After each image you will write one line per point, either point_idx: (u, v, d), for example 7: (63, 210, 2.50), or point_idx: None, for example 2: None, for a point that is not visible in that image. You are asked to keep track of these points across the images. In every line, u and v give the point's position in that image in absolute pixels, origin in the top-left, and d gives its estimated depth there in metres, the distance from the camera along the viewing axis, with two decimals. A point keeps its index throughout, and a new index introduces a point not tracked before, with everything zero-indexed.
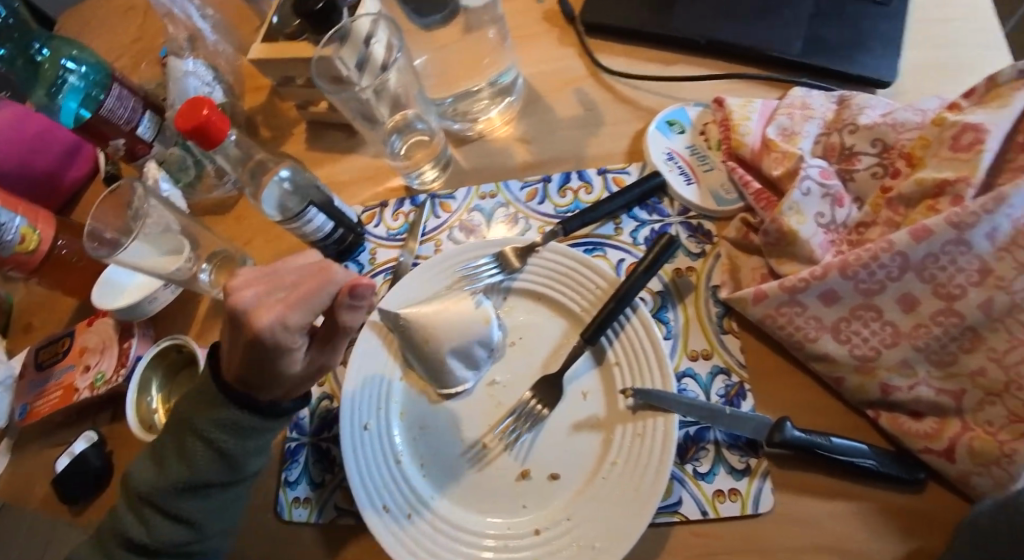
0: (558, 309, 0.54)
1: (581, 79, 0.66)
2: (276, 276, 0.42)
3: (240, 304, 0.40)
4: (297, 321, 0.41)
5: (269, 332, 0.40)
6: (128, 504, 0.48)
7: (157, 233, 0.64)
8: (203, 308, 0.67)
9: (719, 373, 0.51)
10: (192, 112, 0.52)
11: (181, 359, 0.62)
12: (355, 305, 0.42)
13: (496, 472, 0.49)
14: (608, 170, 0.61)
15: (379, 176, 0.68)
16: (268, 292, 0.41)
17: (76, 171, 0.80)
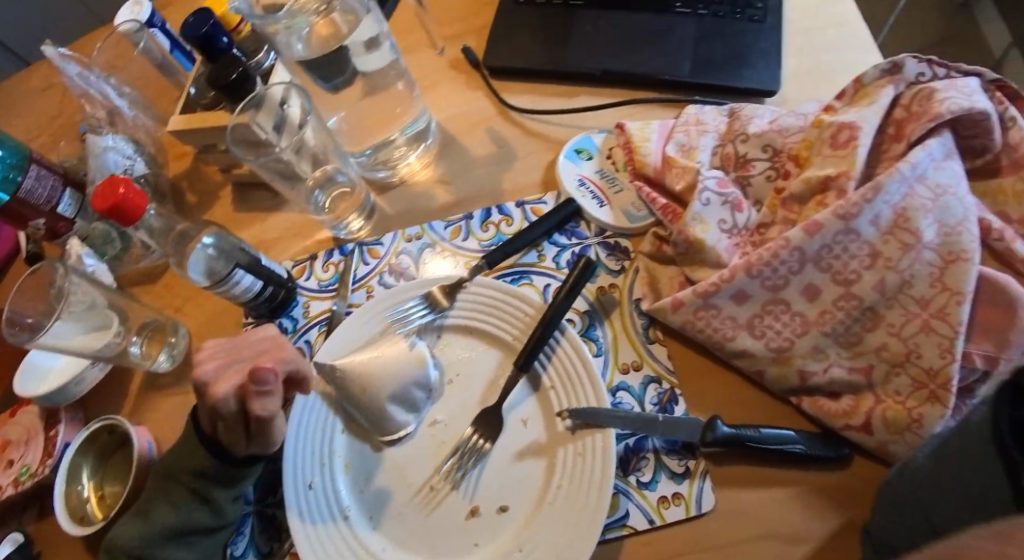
0: (491, 341, 0.56)
1: (491, 118, 0.69)
2: (236, 351, 0.48)
3: (200, 374, 0.47)
4: (235, 395, 0.45)
5: (214, 401, 0.45)
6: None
7: (83, 310, 0.62)
8: (137, 383, 0.65)
9: (651, 383, 0.53)
10: (109, 190, 0.52)
11: (113, 441, 0.60)
12: (264, 392, 0.44)
13: (445, 513, 0.49)
14: (525, 202, 0.63)
15: (305, 231, 0.68)
16: (226, 364, 0.47)
17: None
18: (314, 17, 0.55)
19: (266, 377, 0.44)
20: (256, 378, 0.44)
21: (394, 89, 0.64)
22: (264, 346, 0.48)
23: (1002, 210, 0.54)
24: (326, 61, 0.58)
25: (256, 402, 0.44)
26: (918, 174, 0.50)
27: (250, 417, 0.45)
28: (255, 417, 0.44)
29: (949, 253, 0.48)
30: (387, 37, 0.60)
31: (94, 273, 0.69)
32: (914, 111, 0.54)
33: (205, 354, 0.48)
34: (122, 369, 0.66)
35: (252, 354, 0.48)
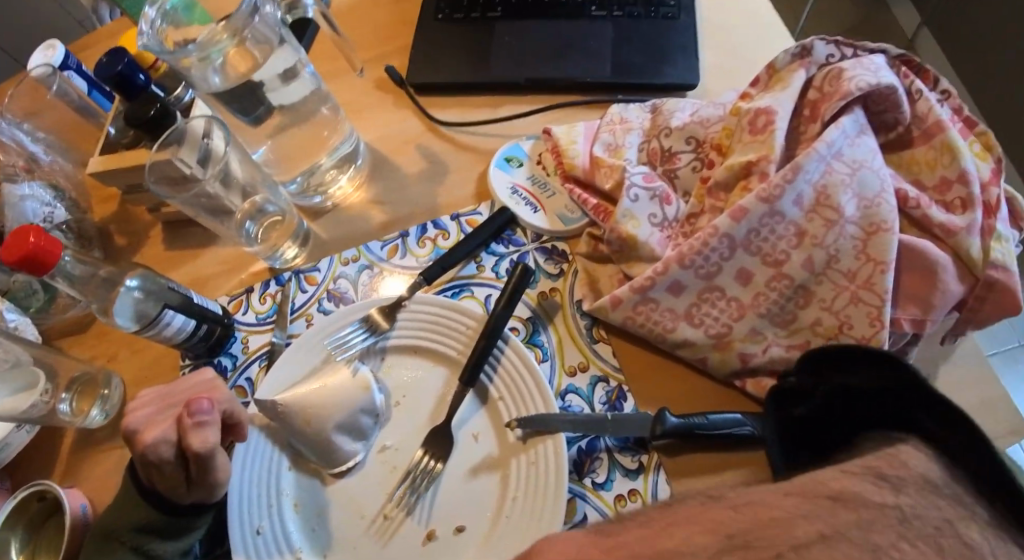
0: (436, 358, 0.55)
1: (420, 135, 0.69)
2: (172, 395, 0.48)
3: (132, 423, 0.46)
4: (168, 439, 0.44)
5: (146, 448, 0.43)
6: None
7: (7, 370, 0.59)
8: (67, 443, 0.62)
9: (599, 382, 0.53)
10: (19, 241, 0.50)
11: (43, 509, 0.55)
12: (201, 423, 0.43)
13: (402, 541, 0.48)
14: (460, 214, 0.63)
15: (240, 263, 0.67)
16: (159, 410, 0.47)
17: None
18: (227, 46, 0.53)
19: (202, 406, 0.44)
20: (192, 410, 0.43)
21: (318, 115, 0.63)
22: (198, 388, 0.48)
23: (917, 178, 0.55)
24: (243, 92, 0.56)
25: (194, 436, 0.43)
26: (834, 151, 0.51)
27: (190, 457, 0.44)
28: (195, 451, 0.43)
29: (871, 225, 0.50)
30: (304, 66, 0.59)
31: (18, 328, 0.64)
32: (827, 91, 0.55)
33: (137, 403, 0.47)
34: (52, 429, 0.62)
35: (185, 396, 0.48)
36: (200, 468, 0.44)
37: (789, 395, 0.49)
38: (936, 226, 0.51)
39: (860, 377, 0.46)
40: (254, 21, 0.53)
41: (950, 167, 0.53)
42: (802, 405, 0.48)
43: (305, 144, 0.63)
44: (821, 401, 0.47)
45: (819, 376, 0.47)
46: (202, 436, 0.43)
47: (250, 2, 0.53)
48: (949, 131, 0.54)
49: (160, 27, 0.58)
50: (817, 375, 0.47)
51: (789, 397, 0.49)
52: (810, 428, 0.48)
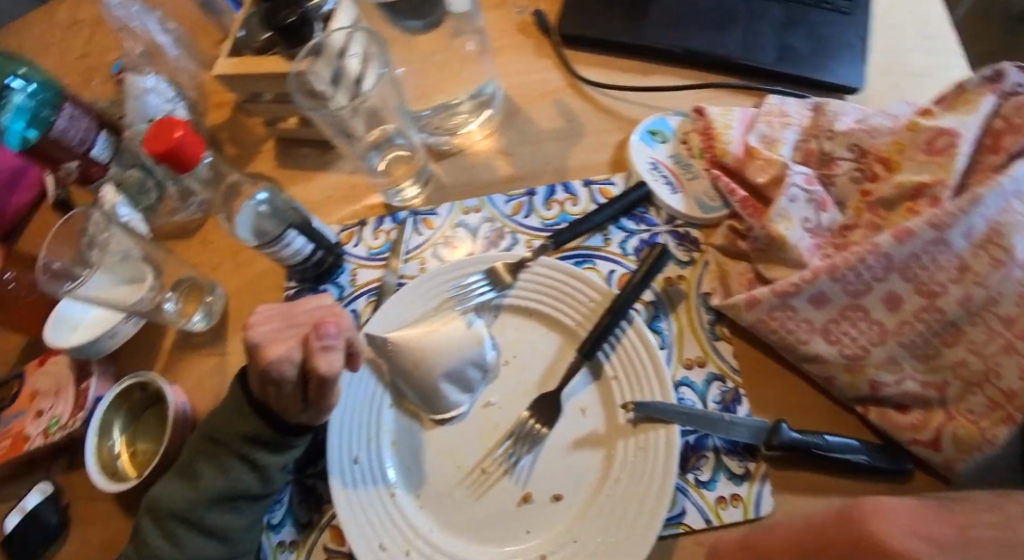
0: (550, 324, 0.53)
1: (559, 90, 0.67)
2: (292, 313, 0.44)
3: (254, 337, 0.42)
4: (292, 358, 0.41)
5: (271, 362, 0.41)
6: (153, 522, 0.44)
7: (118, 262, 0.62)
8: (168, 342, 0.63)
9: (715, 380, 0.51)
10: (165, 133, 0.49)
11: (145, 399, 0.58)
12: (329, 347, 0.41)
13: (496, 498, 0.47)
14: (593, 181, 0.61)
15: (355, 193, 0.64)
16: (280, 328, 0.43)
17: (18, 200, 0.75)
18: None
19: (331, 330, 0.41)
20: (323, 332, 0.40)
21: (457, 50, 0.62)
22: (322, 310, 0.44)
23: None
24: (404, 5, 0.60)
25: (321, 359, 0.40)
26: None
27: (313, 378, 0.41)
28: (319, 374, 0.40)
29: None
30: None
31: (129, 223, 0.67)
32: (1015, 122, 0.50)
33: (256, 315, 0.44)
34: (156, 325, 0.63)
35: (308, 316, 0.43)
36: (320, 391, 0.42)
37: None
38: None
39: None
40: None
41: None
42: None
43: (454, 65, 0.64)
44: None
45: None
46: (329, 360, 0.40)
47: None
48: None
49: None
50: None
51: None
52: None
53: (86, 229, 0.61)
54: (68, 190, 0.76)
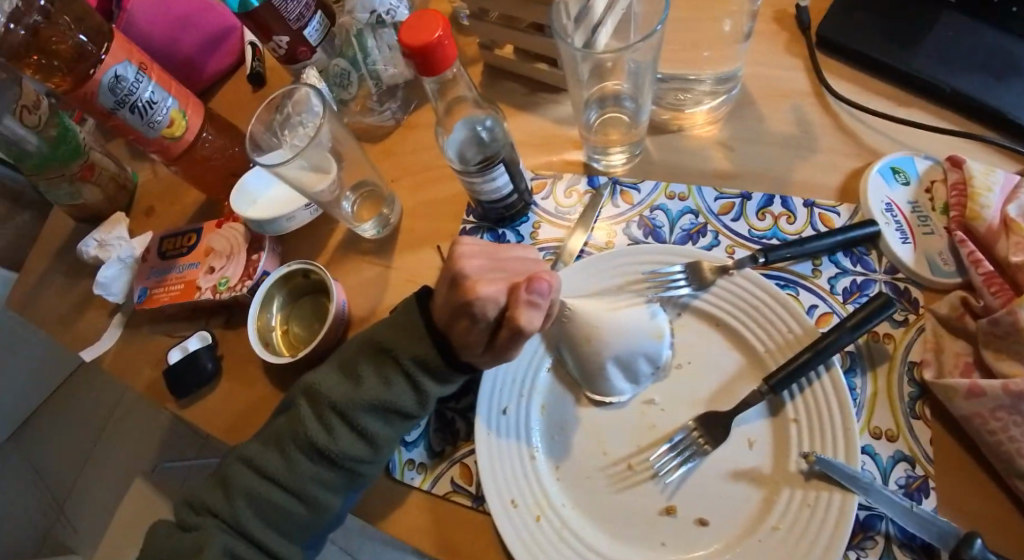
0: (735, 342, 0.49)
1: (803, 95, 0.61)
2: (501, 260, 0.43)
3: (465, 268, 0.42)
4: (497, 300, 0.40)
5: (480, 299, 0.40)
6: (312, 408, 0.46)
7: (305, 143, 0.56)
8: (336, 238, 0.62)
9: (902, 461, 0.46)
10: (423, 27, 0.41)
11: (306, 285, 0.59)
12: (534, 304, 0.39)
13: (638, 498, 0.45)
14: (816, 204, 0.55)
15: (556, 143, 0.61)
16: (490, 267, 0.42)
17: (215, 65, 0.77)
18: None
19: (542, 287, 0.39)
20: (535, 289, 0.38)
21: None
22: (531, 266, 0.44)
23: None
24: None
25: (523, 312, 0.39)
26: None
27: (508, 326, 0.40)
28: (516, 326, 0.39)
29: None
30: None
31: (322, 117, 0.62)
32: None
33: (470, 249, 0.43)
34: (329, 219, 0.63)
35: (518, 269, 0.43)
36: (508, 341, 0.41)
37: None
38: None
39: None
40: None
41: None
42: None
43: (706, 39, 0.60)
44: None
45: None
46: (530, 317, 0.39)
47: None
48: None
49: None
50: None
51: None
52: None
53: (284, 104, 0.61)
54: (263, 64, 0.77)
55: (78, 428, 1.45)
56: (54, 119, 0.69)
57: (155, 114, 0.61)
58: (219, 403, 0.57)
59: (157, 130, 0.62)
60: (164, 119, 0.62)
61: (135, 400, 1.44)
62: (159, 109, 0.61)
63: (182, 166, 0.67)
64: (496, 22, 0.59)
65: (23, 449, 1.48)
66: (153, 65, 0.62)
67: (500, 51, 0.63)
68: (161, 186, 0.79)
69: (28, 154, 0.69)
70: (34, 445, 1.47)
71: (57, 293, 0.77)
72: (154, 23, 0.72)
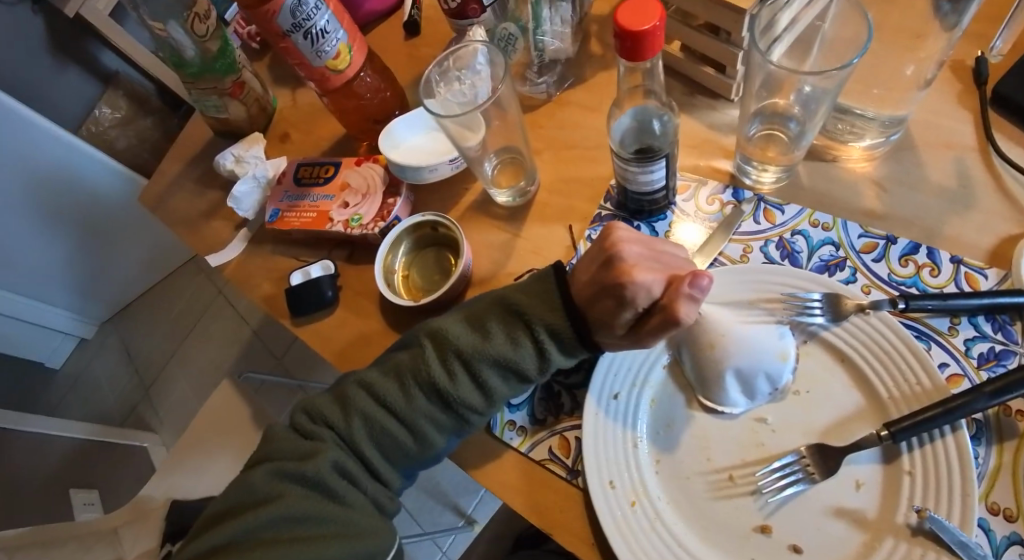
0: (859, 381, 0.48)
1: (967, 148, 0.58)
2: (657, 251, 0.46)
3: (624, 253, 0.44)
4: (652, 289, 0.43)
5: (635, 284, 0.43)
6: (436, 354, 0.49)
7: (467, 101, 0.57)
8: (467, 200, 0.65)
9: (1017, 544, 0.44)
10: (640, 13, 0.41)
11: (432, 237, 0.62)
12: (694, 298, 0.41)
13: (734, 510, 0.45)
14: (963, 262, 0.53)
15: (705, 148, 0.61)
16: (647, 256, 0.45)
17: (375, 5, 0.80)
18: None
19: (704, 284, 0.41)
20: (699, 284, 0.41)
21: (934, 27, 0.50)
22: (683, 262, 0.46)
23: None
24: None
25: (682, 305, 0.42)
26: None
27: (661, 315, 0.43)
28: (672, 316, 0.42)
29: None
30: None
31: (481, 74, 0.61)
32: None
33: (629, 235, 0.46)
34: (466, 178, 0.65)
35: (675, 264, 0.45)
36: (657, 329, 0.43)
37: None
38: None
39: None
40: None
41: None
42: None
43: (883, 78, 0.58)
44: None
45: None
46: (690, 310, 0.42)
47: None
48: None
49: None
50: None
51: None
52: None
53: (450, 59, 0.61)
54: (420, 13, 0.79)
55: (171, 321, 1.55)
56: (218, 32, 0.73)
57: (325, 44, 0.63)
58: (331, 329, 0.60)
59: (323, 60, 0.64)
60: (331, 50, 0.64)
61: (223, 308, 1.52)
62: (329, 40, 0.63)
63: (333, 97, 0.70)
64: (672, 16, 0.58)
65: (116, 330, 1.61)
66: None
67: (668, 47, 0.63)
68: (299, 114, 0.82)
69: (186, 61, 0.74)
70: (126, 330, 1.60)
71: (189, 195, 0.82)
72: None
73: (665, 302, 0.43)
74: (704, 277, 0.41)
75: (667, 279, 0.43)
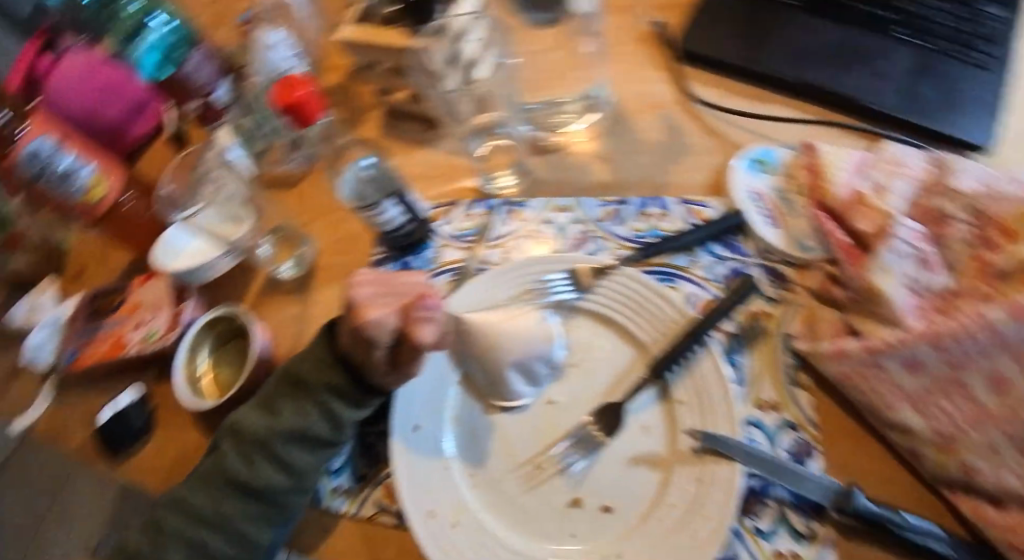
0: (625, 336, 0.52)
1: (668, 105, 0.65)
2: (391, 282, 0.46)
3: (356, 297, 0.45)
4: (388, 322, 0.44)
5: (370, 323, 0.44)
6: (234, 447, 0.48)
7: (224, 200, 0.64)
8: (259, 282, 0.63)
9: (788, 428, 0.49)
10: (289, 93, 0.64)
11: (231, 329, 0.58)
12: (428, 319, 0.44)
13: (547, 495, 0.47)
14: (687, 202, 0.59)
15: (451, 173, 0.65)
16: (380, 291, 0.46)
17: (139, 129, 0.76)
18: None
19: (431, 303, 0.44)
20: (426, 304, 0.44)
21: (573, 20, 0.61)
22: (421, 284, 0.46)
23: None
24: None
25: (420, 329, 0.44)
26: None
27: (408, 344, 0.44)
28: (415, 342, 0.44)
29: None
30: None
31: (235, 165, 0.67)
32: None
33: (363, 274, 0.46)
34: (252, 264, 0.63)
35: (407, 287, 0.46)
36: (413, 358, 0.45)
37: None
38: None
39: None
40: None
41: None
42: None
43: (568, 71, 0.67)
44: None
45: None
46: (427, 332, 0.44)
47: None
48: None
49: None
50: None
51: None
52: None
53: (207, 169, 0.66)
54: None
55: None
56: None
57: (70, 184, 0.63)
58: (155, 458, 0.57)
59: (76, 199, 0.64)
60: (81, 187, 0.63)
61: None
62: (74, 178, 0.63)
63: (105, 222, 0.69)
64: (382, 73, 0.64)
65: None
66: (72, 139, 0.65)
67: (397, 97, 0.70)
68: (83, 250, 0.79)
69: None
70: None
71: None
72: (76, 93, 0.69)
73: (405, 330, 0.44)
74: (428, 297, 0.44)
75: (400, 309, 0.44)
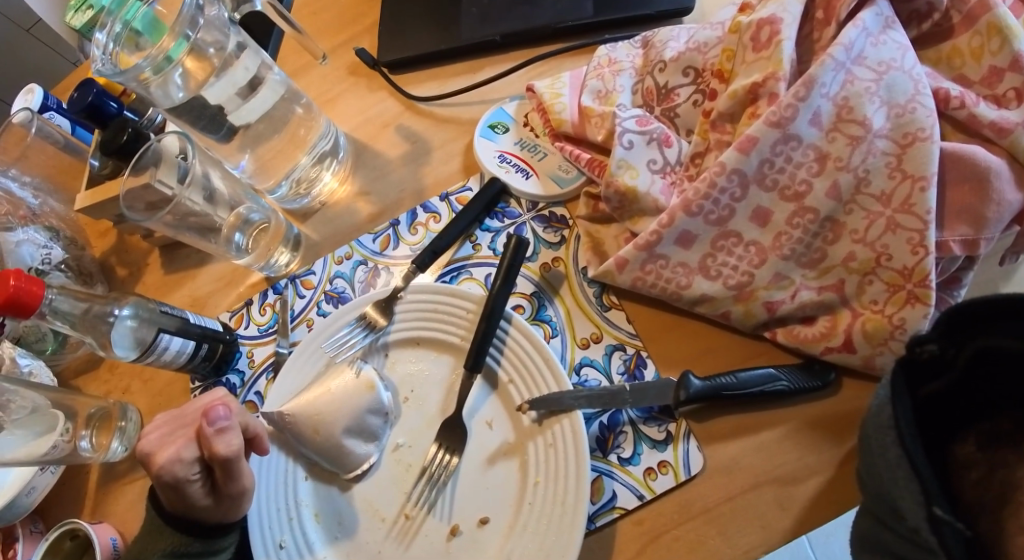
0: (440, 347, 0.52)
1: (400, 115, 0.67)
2: (181, 417, 0.47)
3: (145, 447, 0.45)
4: (182, 456, 0.44)
5: (164, 465, 0.44)
6: None
7: (26, 416, 0.51)
8: (93, 478, 0.56)
9: (616, 351, 0.50)
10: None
11: (77, 547, 0.51)
12: (222, 429, 0.43)
13: (424, 541, 0.46)
14: (449, 193, 0.60)
15: (235, 277, 0.63)
16: (170, 431, 0.46)
17: None
18: (184, 57, 0.50)
19: (219, 413, 0.43)
20: (212, 417, 0.43)
21: (293, 115, 0.61)
22: (205, 402, 0.47)
23: (960, 73, 0.46)
24: (203, 112, 0.54)
25: (215, 444, 0.43)
26: (854, 56, 0.44)
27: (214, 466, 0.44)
28: (220, 457, 0.43)
29: (905, 135, 0.42)
30: (270, 67, 0.58)
31: (34, 372, 0.57)
32: None
33: (150, 425, 0.47)
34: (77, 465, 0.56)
35: (196, 414, 0.46)
36: (225, 476, 0.44)
37: (922, 368, 0.35)
38: (984, 125, 0.42)
39: (1010, 339, 0.33)
40: (199, 24, 0.51)
41: (999, 54, 0.44)
42: (941, 379, 0.35)
43: (290, 144, 0.61)
44: (960, 375, 0.35)
45: (959, 341, 0.35)
46: (225, 441, 0.43)
47: (193, 5, 0.50)
48: (997, 9, 0.44)
49: (113, 51, 0.55)
50: (949, 340, 0.35)
51: (923, 369, 0.36)
52: (942, 405, 0.37)
53: None
54: None
55: None
56: None
57: None
58: None
59: None
60: None
61: None
62: None
63: None
64: None
65: None
66: None
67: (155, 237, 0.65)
68: None
69: None
70: None
71: None
72: None
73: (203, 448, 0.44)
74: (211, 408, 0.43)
75: (189, 441, 0.45)
